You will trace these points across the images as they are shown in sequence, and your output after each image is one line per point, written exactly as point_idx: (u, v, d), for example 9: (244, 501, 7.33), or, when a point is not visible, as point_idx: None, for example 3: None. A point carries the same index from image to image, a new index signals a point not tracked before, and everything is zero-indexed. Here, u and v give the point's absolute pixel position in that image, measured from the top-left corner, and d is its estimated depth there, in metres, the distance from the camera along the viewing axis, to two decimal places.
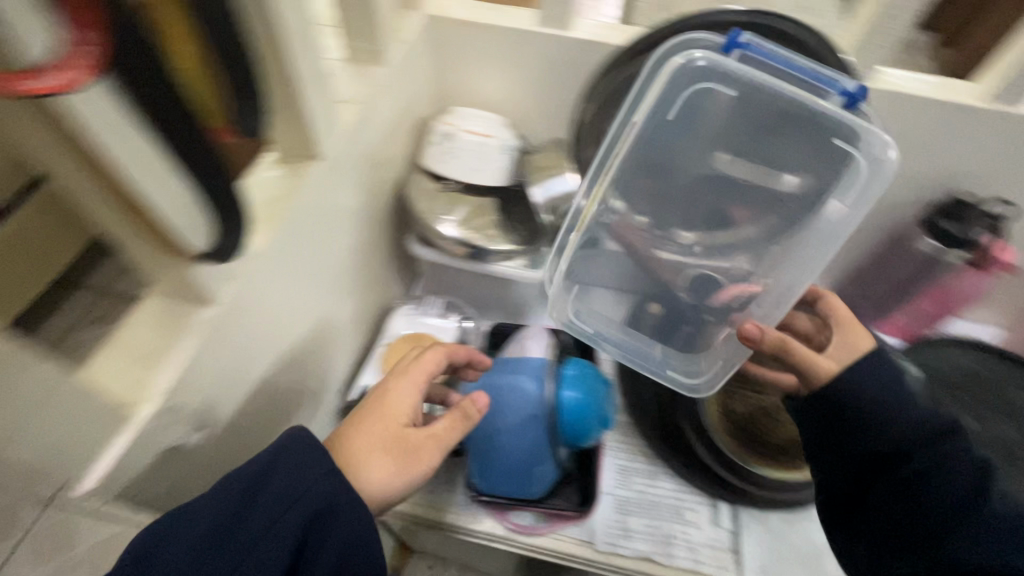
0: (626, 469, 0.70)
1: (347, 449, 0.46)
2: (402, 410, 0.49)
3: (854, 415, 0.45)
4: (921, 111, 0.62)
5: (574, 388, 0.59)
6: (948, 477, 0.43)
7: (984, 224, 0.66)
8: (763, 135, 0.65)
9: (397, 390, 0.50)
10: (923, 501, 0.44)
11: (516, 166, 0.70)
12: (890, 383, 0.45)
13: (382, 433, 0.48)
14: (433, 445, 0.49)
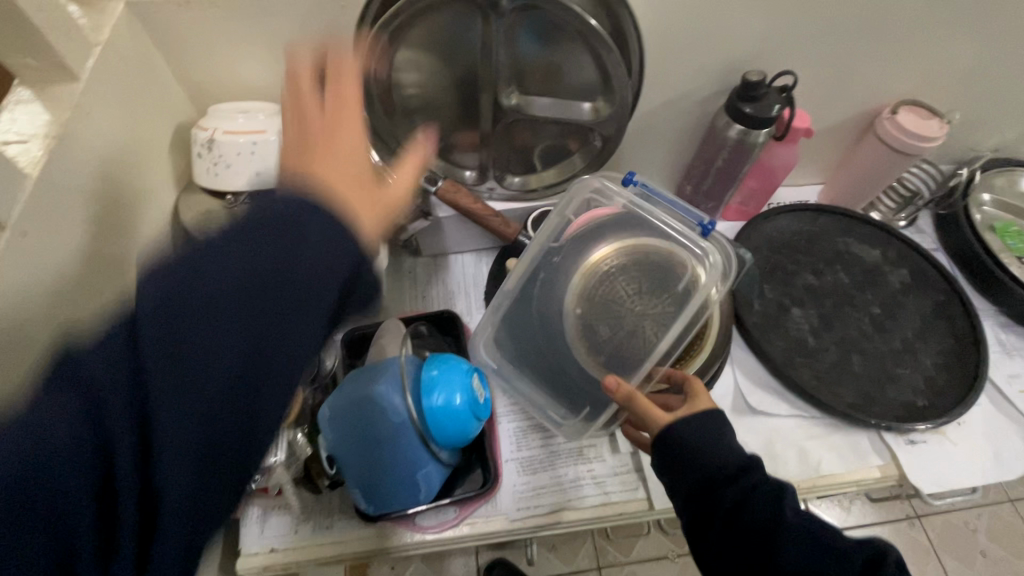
0: (524, 430, 0.70)
1: (321, 171, 0.50)
2: (353, 152, 0.52)
3: (685, 436, 0.52)
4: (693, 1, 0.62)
5: (438, 392, 0.56)
6: (741, 463, 0.51)
7: (778, 99, 0.69)
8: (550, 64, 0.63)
9: (339, 157, 0.51)
10: (720, 470, 0.51)
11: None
12: (714, 444, 0.52)
13: (358, 189, 0.50)
14: (404, 192, 0.53)
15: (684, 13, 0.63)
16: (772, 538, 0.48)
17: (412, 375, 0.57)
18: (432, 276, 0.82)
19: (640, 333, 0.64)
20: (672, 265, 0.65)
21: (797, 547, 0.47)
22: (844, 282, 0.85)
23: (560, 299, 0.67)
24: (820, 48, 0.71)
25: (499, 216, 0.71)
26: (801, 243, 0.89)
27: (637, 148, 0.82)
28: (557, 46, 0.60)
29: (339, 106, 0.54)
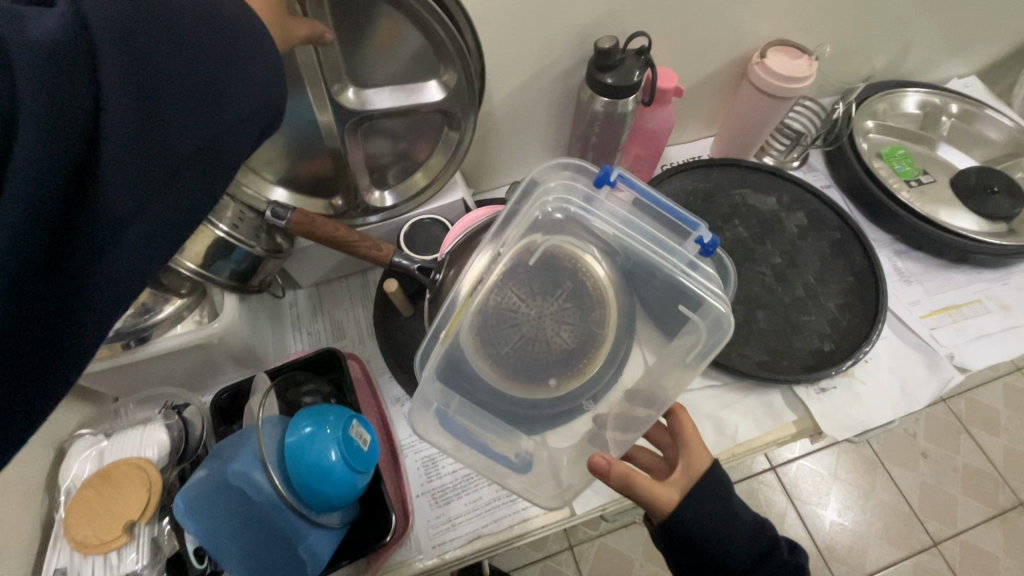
0: (432, 458, 0.66)
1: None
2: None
3: (707, 528, 0.52)
4: None
5: (308, 455, 0.51)
6: (754, 542, 0.54)
7: (636, 64, 0.64)
8: (373, 65, 0.56)
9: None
10: (736, 555, 0.52)
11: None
12: (727, 532, 0.52)
13: None
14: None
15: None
16: None
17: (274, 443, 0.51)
18: (315, 308, 0.75)
19: (543, 335, 0.61)
20: (562, 260, 0.60)
21: None
22: (743, 236, 0.84)
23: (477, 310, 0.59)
24: (671, 2, 0.66)
25: (367, 238, 0.63)
26: (697, 203, 0.86)
27: (509, 135, 0.77)
28: (373, 44, 0.54)
29: None
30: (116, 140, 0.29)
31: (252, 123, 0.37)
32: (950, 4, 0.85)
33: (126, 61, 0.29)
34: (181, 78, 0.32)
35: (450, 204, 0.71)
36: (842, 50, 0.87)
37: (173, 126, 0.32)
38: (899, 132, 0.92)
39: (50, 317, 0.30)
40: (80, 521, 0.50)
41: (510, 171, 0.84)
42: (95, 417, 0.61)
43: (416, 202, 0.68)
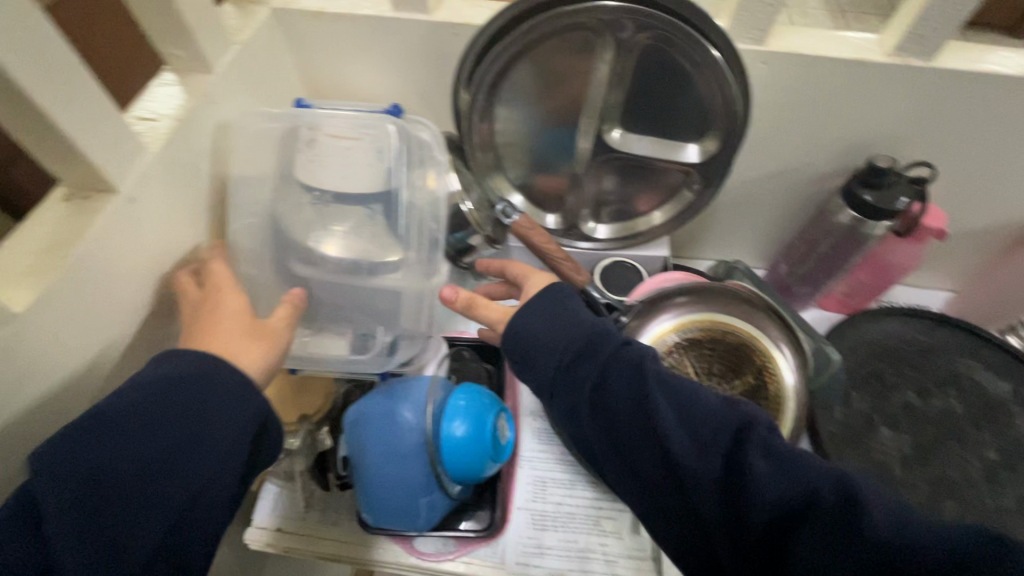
0: (543, 481, 0.66)
1: (213, 339, 0.46)
2: (235, 319, 0.47)
3: (710, 446, 0.42)
4: (827, 73, 0.56)
5: (457, 422, 0.55)
6: (789, 463, 0.39)
7: (906, 191, 0.61)
8: (652, 115, 0.60)
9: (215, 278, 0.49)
10: (735, 487, 0.40)
11: (405, 157, 0.60)
12: (782, 458, 0.40)
13: (230, 325, 0.47)
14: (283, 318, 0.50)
15: (810, 85, 0.57)
16: (797, 521, 0.38)
17: (436, 400, 0.57)
18: None
19: None
20: (749, 350, 0.59)
21: (826, 529, 0.36)
22: (955, 411, 0.73)
23: None
24: (969, 142, 0.62)
25: (570, 260, 0.68)
26: (910, 353, 0.77)
27: (732, 216, 0.76)
28: (662, 98, 0.58)
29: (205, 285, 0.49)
30: (140, 405, 0.40)
31: (224, 481, 0.42)
32: None
33: (121, 405, 0.39)
34: (133, 450, 0.39)
35: (654, 258, 0.72)
36: None
37: (97, 454, 0.38)
38: None
39: (176, 487, 0.40)
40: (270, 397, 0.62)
41: (714, 250, 0.83)
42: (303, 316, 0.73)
43: (625, 245, 0.71)
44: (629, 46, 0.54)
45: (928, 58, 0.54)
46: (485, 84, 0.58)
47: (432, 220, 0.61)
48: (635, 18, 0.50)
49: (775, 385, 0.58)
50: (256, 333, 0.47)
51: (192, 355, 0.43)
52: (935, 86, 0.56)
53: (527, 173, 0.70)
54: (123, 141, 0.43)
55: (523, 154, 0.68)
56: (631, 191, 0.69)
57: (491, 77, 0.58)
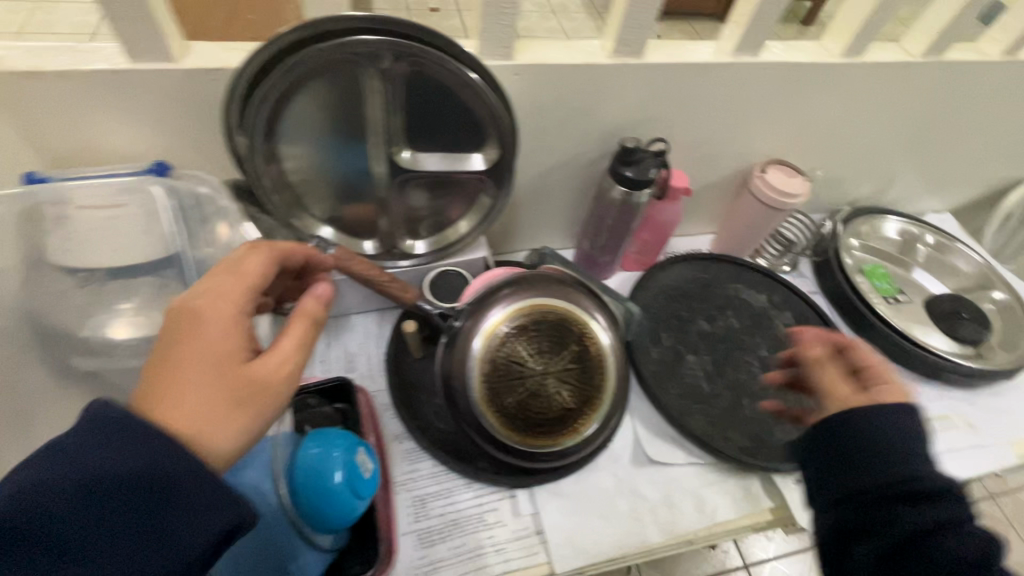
0: (422, 499, 0.67)
1: (179, 396, 0.39)
2: (204, 355, 0.41)
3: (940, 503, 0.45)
4: (569, 77, 0.66)
5: (304, 474, 0.55)
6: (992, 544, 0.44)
7: (653, 164, 0.74)
8: (433, 132, 0.64)
9: (238, 278, 0.45)
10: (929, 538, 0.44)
11: (181, 219, 0.57)
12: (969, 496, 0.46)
13: (224, 366, 0.41)
14: (290, 342, 0.46)
15: (560, 88, 0.67)
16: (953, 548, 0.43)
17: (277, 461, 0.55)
18: (330, 338, 0.80)
19: (546, 393, 0.65)
20: (568, 323, 0.67)
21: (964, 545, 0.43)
22: (734, 327, 0.91)
23: (467, 357, 0.65)
24: (689, 116, 0.77)
25: (396, 280, 0.69)
26: (694, 289, 0.94)
27: (534, 207, 0.85)
28: (438, 116, 0.62)
29: (215, 293, 0.44)
30: None
31: None
32: (928, 145, 0.97)
33: None
34: None
35: (474, 260, 0.77)
36: (829, 176, 0.98)
37: None
38: (881, 255, 1.03)
39: None
40: None
41: (529, 239, 0.92)
42: None
43: (444, 255, 0.74)
44: (394, 73, 0.57)
45: (639, 56, 0.67)
46: (259, 126, 0.56)
47: None
48: (391, 47, 0.53)
49: (593, 348, 0.67)
50: (240, 399, 0.41)
51: (140, 428, 0.36)
52: (651, 77, 0.69)
53: (333, 205, 0.70)
54: None
55: (322, 188, 0.68)
56: (436, 204, 0.72)
57: (264, 118, 0.56)
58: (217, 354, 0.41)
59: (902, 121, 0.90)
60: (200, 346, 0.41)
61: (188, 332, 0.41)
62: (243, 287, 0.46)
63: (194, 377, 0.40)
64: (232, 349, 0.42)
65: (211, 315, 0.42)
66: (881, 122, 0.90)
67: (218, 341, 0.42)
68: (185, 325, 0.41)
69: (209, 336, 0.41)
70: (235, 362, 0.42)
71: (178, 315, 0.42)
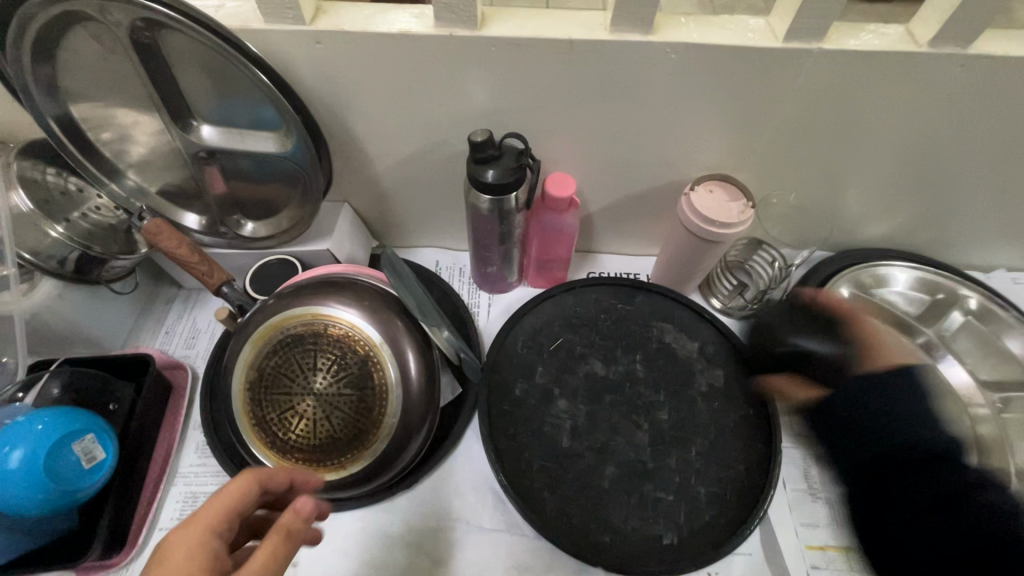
0: (194, 497, 0.64)
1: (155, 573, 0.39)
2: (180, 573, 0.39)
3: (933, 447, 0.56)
4: (386, 48, 0.54)
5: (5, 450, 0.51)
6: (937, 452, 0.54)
7: (508, 164, 0.60)
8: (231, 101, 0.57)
9: (205, 512, 0.42)
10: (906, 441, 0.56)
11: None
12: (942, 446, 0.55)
13: (190, 535, 0.41)
14: (215, 525, 0.42)
15: (381, 62, 0.56)
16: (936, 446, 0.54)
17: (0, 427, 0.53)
18: (182, 310, 0.78)
19: (311, 418, 0.56)
20: (356, 343, 0.57)
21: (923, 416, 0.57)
22: (637, 375, 0.74)
23: (237, 360, 0.58)
24: (575, 108, 0.62)
25: (206, 262, 0.64)
26: (603, 321, 0.78)
27: (409, 199, 0.75)
28: (229, 86, 0.55)
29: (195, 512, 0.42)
30: None
31: None
32: (966, 175, 0.70)
33: None
34: None
35: (315, 251, 0.70)
36: (809, 198, 0.75)
37: None
38: (879, 314, 0.77)
39: None
40: None
41: (418, 234, 0.82)
42: None
43: (274, 242, 0.68)
44: (153, 34, 0.50)
45: (473, 27, 0.53)
46: (26, 87, 0.53)
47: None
48: (126, 11, 0.46)
49: (380, 377, 0.57)
50: None
51: None
52: (501, 55, 0.55)
53: (156, 177, 0.66)
54: None
55: (138, 157, 0.64)
56: (263, 184, 0.65)
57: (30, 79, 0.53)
58: (192, 546, 0.40)
59: (915, 138, 0.65)
60: (205, 531, 0.41)
61: (203, 532, 0.41)
62: (210, 515, 0.42)
63: (195, 546, 0.40)
64: (208, 534, 0.41)
65: (202, 525, 0.42)
66: (881, 137, 0.65)
67: (210, 508, 0.43)
68: (207, 512, 0.42)
69: (211, 509, 0.42)
70: (209, 538, 0.41)
71: (198, 531, 0.41)
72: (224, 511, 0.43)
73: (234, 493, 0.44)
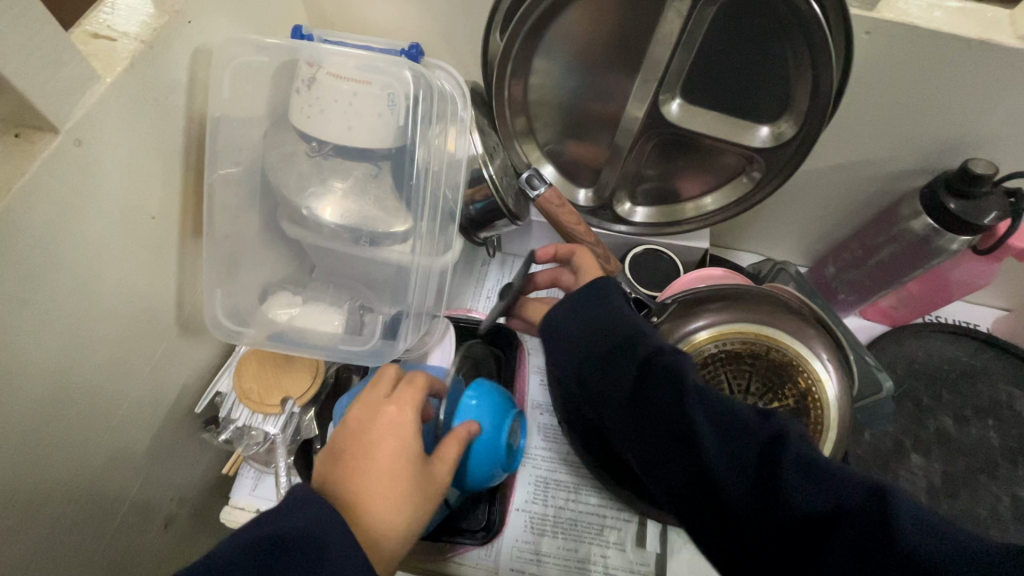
0: (545, 482, 0.62)
1: (387, 458, 0.41)
2: (399, 455, 0.41)
3: None
4: (937, 54, 0.46)
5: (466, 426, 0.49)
6: None
7: (995, 205, 0.52)
8: (723, 85, 0.50)
9: (406, 391, 0.45)
10: None
11: (428, 108, 0.50)
12: None
13: (392, 443, 0.41)
14: (446, 476, 0.43)
15: (915, 69, 0.48)
16: None
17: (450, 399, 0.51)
18: (504, 277, 0.74)
19: None
20: (792, 370, 0.52)
21: None
22: (993, 443, 0.67)
23: None
24: None
25: (601, 246, 0.59)
26: (954, 376, 0.71)
27: (782, 209, 0.68)
28: (739, 68, 0.48)
29: (385, 402, 0.44)
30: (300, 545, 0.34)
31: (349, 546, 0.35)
32: None
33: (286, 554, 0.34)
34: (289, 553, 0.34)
35: (691, 249, 0.64)
36: None
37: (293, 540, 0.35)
38: None
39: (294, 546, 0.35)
40: (250, 374, 0.56)
41: (756, 244, 0.75)
42: (283, 283, 0.57)
43: (661, 233, 0.62)
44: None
45: None
46: (526, 30, 0.48)
47: (449, 190, 0.54)
48: None
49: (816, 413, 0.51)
50: (415, 518, 0.40)
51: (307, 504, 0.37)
52: None
53: (560, 142, 0.61)
54: (65, 62, 0.35)
55: (559, 118, 0.59)
56: (679, 169, 0.59)
57: (533, 21, 0.48)
58: (405, 433, 0.42)
59: None
60: (404, 424, 0.42)
61: (399, 414, 0.43)
62: (401, 400, 0.44)
63: (392, 444, 0.41)
64: (397, 417, 0.43)
65: (401, 408, 0.43)
66: None
67: (404, 398, 0.44)
68: (404, 395, 0.44)
69: (414, 388, 0.45)
70: (401, 420, 0.43)
71: (403, 405, 0.44)
72: (405, 414, 0.43)
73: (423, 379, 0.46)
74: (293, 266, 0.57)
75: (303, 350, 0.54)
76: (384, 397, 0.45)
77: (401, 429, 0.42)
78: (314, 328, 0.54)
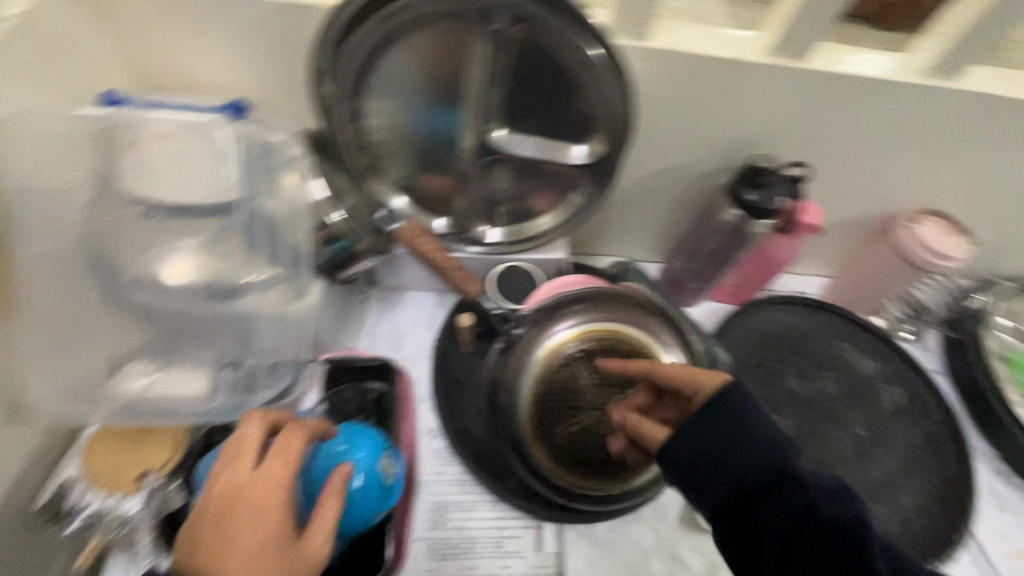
0: (441, 506, 0.63)
1: (254, 540, 0.41)
2: (265, 533, 0.41)
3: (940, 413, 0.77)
4: (702, 71, 0.55)
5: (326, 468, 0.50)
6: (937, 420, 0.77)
7: (782, 190, 0.61)
8: (537, 112, 0.55)
9: (275, 464, 0.44)
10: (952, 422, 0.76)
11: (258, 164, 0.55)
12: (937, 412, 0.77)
13: (257, 523, 0.41)
14: (322, 542, 0.43)
15: (690, 84, 0.56)
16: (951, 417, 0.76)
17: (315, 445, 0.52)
18: (383, 311, 0.75)
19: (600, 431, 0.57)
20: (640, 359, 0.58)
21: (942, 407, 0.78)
22: (831, 393, 0.77)
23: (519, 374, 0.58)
24: (831, 146, 0.64)
25: (462, 269, 0.63)
26: (794, 340, 0.81)
27: (626, 214, 0.75)
28: (545, 97, 0.54)
29: (252, 477, 0.43)
30: None
31: None
32: None
33: None
34: None
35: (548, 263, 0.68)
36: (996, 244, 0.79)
37: None
38: None
39: None
40: (101, 453, 0.52)
41: (612, 248, 0.82)
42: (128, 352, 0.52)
43: (518, 250, 0.66)
44: (509, 34, 0.50)
45: (795, 59, 0.54)
46: (348, 75, 0.52)
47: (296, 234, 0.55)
48: None
49: None
50: None
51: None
52: (804, 88, 0.57)
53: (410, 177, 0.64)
54: None
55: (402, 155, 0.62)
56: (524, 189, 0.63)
57: (354, 67, 0.51)
58: (272, 510, 0.42)
59: None
60: (272, 500, 0.42)
61: (265, 490, 0.43)
62: (270, 477, 0.43)
63: (258, 523, 0.41)
64: (264, 494, 0.43)
65: (270, 485, 0.43)
66: None
67: (271, 473, 0.43)
68: (272, 470, 0.44)
69: (284, 462, 0.44)
70: (268, 498, 0.43)
71: (270, 482, 0.43)
72: (273, 490, 0.43)
73: (292, 447, 0.45)
74: (148, 331, 0.53)
75: (166, 419, 0.52)
76: (250, 471, 0.44)
77: (268, 507, 0.42)
78: (172, 394, 0.52)
